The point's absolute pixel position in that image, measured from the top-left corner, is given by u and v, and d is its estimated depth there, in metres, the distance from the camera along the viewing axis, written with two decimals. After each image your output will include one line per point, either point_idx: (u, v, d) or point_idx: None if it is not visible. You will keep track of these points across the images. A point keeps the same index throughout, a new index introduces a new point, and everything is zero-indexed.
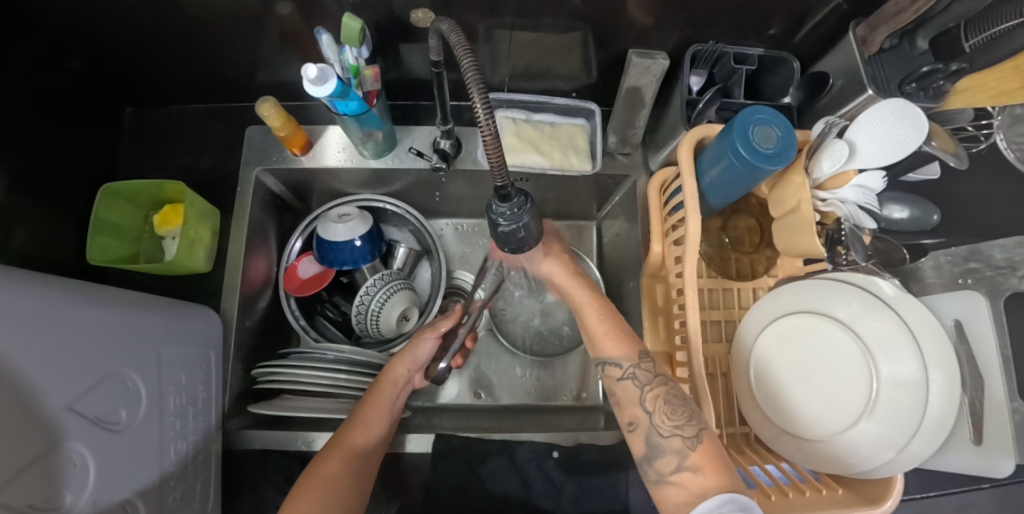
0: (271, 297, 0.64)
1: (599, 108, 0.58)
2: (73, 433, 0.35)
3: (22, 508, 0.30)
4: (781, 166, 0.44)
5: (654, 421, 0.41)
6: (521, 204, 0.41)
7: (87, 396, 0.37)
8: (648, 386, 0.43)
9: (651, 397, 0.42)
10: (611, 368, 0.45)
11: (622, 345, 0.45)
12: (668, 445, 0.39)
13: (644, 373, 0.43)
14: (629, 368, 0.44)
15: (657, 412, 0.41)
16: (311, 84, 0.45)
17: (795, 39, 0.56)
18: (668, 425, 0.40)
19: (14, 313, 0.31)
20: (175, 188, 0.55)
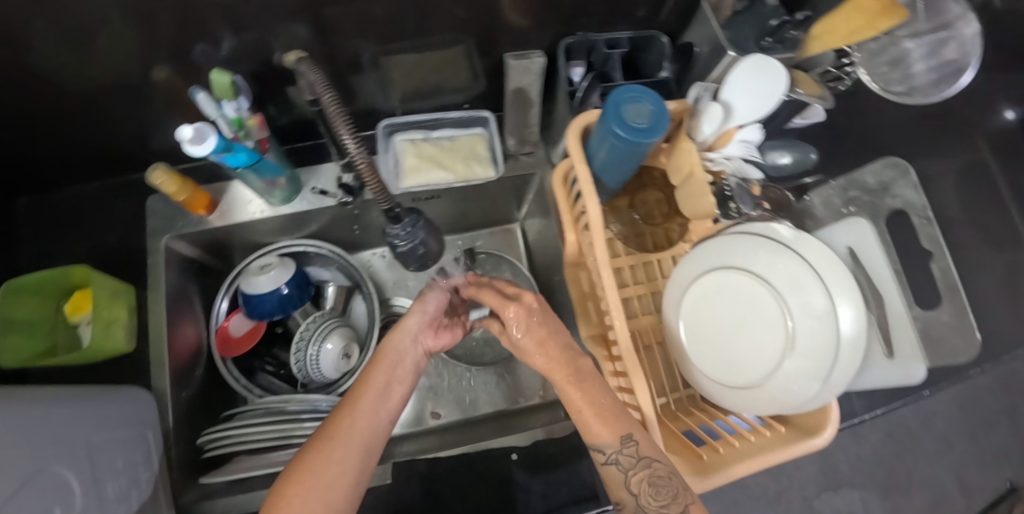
0: (207, 362, 0.62)
1: (493, 114, 0.60)
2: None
3: None
4: (658, 137, 0.46)
5: (641, 502, 0.40)
6: (414, 222, 0.45)
7: (22, 497, 0.34)
8: (632, 471, 0.39)
9: (635, 481, 0.39)
10: (594, 452, 0.41)
11: (608, 425, 0.41)
12: None
13: (628, 457, 0.40)
14: (612, 453, 0.40)
15: (643, 493, 0.39)
16: (190, 144, 0.45)
17: (660, 17, 0.59)
18: (656, 505, 0.39)
19: None
20: (82, 272, 0.54)
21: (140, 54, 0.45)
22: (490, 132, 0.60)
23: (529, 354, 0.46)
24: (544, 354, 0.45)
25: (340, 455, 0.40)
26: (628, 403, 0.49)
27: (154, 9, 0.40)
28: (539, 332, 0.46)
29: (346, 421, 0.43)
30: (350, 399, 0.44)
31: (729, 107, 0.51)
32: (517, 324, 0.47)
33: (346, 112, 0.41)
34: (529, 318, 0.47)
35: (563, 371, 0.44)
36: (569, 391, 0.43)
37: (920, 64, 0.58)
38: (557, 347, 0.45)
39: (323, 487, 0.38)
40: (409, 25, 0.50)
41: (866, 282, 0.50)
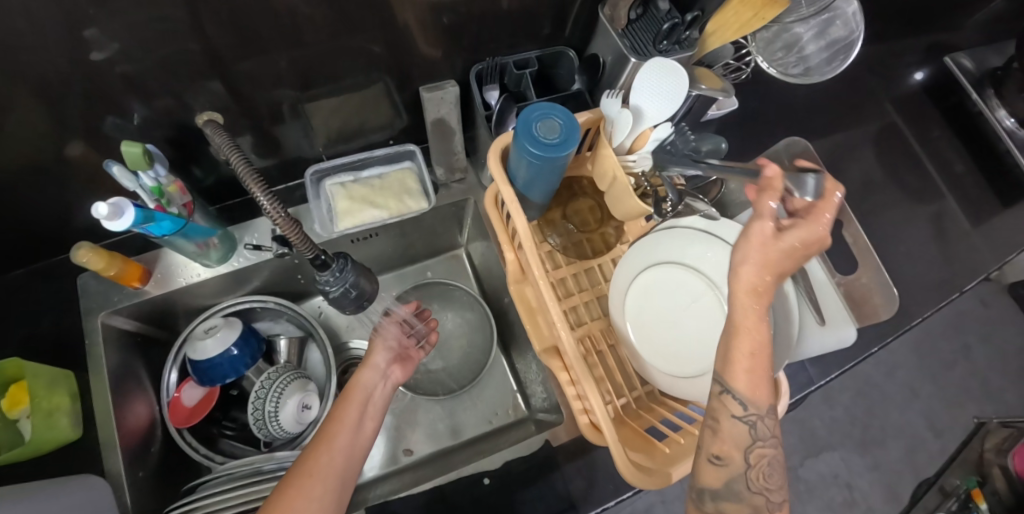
0: (161, 437, 0.61)
1: (419, 147, 0.61)
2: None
3: None
4: (572, 149, 0.48)
5: (747, 473, 0.36)
6: (343, 266, 0.45)
7: None
8: (760, 441, 0.35)
9: (756, 455, 0.36)
10: (728, 402, 0.34)
11: (756, 388, 0.33)
12: (750, 498, 0.36)
13: (764, 426, 0.35)
14: (750, 414, 0.34)
15: (755, 468, 0.36)
16: (107, 220, 0.44)
17: (565, 33, 0.61)
18: (761, 484, 0.36)
19: None
20: (15, 365, 0.52)
21: (49, 133, 0.45)
22: (418, 164, 0.61)
23: (748, 269, 0.32)
24: (773, 281, 0.32)
25: (314, 494, 0.41)
26: (584, 407, 0.50)
27: (55, 86, 0.40)
28: (780, 262, 0.32)
29: (321, 458, 0.43)
30: (323, 437, 0.45)
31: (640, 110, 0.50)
32: (792, 236, 0.32)
33: (258, 172, 0.41)
34: (800, 251, 0.33)
35: (759, 307, 0.33)
36: (748, 336, 0.33)
37: (811, 46, 0.63)
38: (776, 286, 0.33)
39: None
40: (319, 71, 0.51)
41: None
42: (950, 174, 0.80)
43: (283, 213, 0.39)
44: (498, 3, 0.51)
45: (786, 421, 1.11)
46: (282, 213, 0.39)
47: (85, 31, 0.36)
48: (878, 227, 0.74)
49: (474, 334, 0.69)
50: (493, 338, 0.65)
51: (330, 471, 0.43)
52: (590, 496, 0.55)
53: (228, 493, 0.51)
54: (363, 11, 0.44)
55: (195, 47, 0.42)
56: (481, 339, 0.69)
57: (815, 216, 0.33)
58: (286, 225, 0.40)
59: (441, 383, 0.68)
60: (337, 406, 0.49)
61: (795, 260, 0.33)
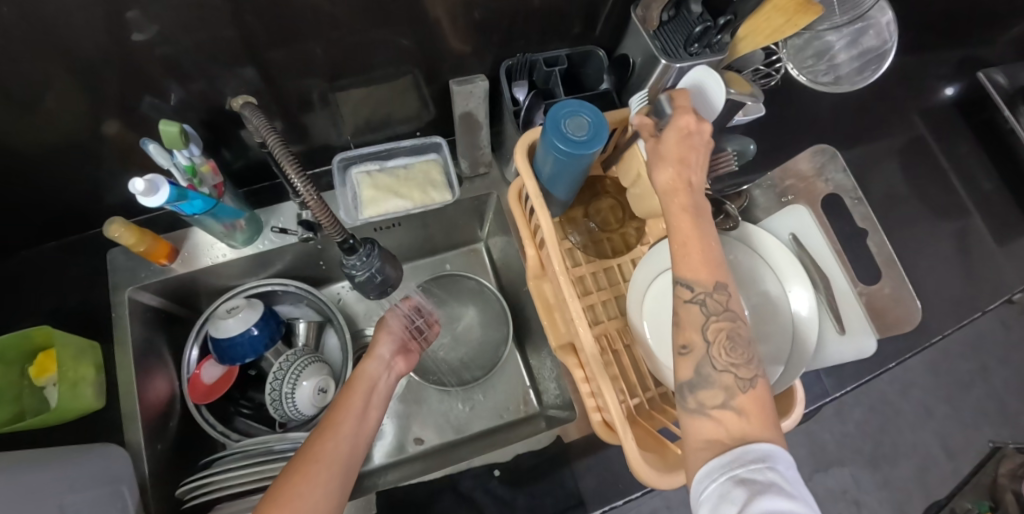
0: (179, 412, 0.62)
1: (445, 139, 0.62)
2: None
3: None
4: (598, 147, 0.48)
5: (711, 352, 0.33)
6: (370, 251, 0.45)
7: None
8: (716, 318, 0.33)
9: (715, 327, 0.33)
10: (680, 290, 0.33)
11: (694, 268, 0.33)
12: (720, 378, 0.32)
13: (717, 302, 0.33)
14: (701, 293, 0.33)
15: (716, 346, 0.33)
16: (143, 196, 0.45)
17: (594, 33, 0.62)
18: (724, 360, 0.33)
19: None
20: (44, 334, 0.54)
21: (89, 112, 0.46)
22: (443, 156, 0.62)
23: (653, 164, 0.35)
24: (677, 169, 0.35)
25: (317, 480, 0.41)
26: (598, 406, 0.50)
27: (97, 66, 0.41)
28: (675, 151, 0.35)
29: (327, 444, 0.44)
30: (329, 425, 0.45)
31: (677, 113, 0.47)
32: (673, 124, 0.36)
33: (292, 154, 0.42)
34: (686, 136, 0.35)
35: (680, 201, 0.34)
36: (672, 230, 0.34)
37: (843, 54, 0.62)
38: (691, 174, 0.35)
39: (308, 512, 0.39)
40: (351, 60, 0.52)
41: (811, 264, 0.52)
42: (978, 191, 0.78)
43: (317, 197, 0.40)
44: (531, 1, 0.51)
45: (796, 433, 1.10)
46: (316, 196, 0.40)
47: (128, 13, 0.37)
48: (901, 241, 0.73)
49: (490, 326, 0.69)
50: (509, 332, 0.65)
51: (336, 456, 0.43)
52: (598, 493, 0.55)
53: (243, 472, 0.52)
54: (396, 4, 0.45)
55: (233, 32, 0.43)
56: (495, 334, 0.69)
57: (678, 108, 0.36)
58: (318, 208, 0.41)
59: (455, 374, 0.69)
60: (343, 396, 0.49)
61: (695, 148, 0.36)
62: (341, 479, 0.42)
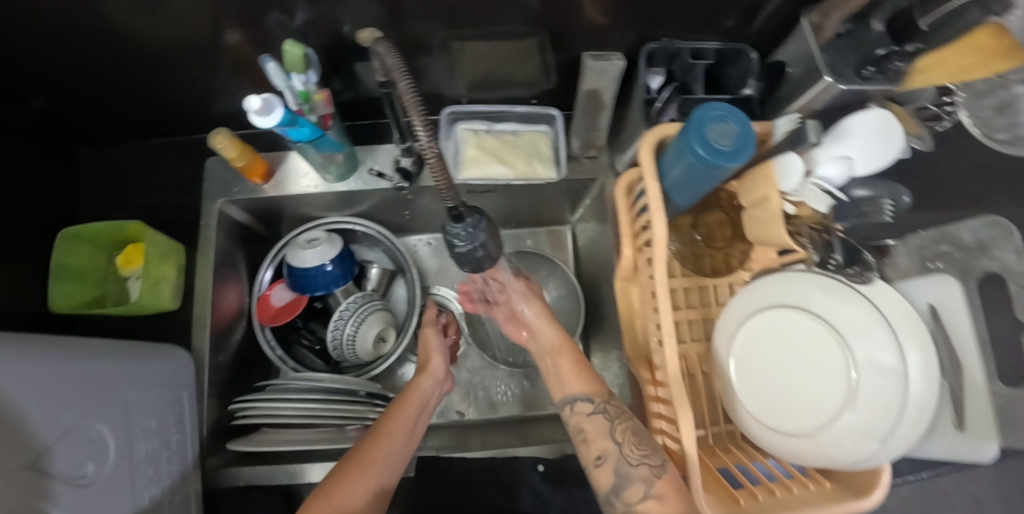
0: (244, 328, 0.63)
1: (561, 113, 0.58)
2: (39, 490, 0.33)
3: None
4: (740, 163, 0.44)
5: (624, 451, 0.45)
6: (477, 223, 0.40)
7: (51, 456, 0.35)
8: (616, 420, 0.48)
9: (619, 430, 0.46)
10: (584, 404, 0.50)
11: (586, 383, 0.51)
12: (635, 473, 0.43)
13: (612, 408, 0.49)
14: (600, 403, 0.49)
15: (626, 442, 0.45)
16: (257, 115, 0.44)
17: (750, 29, 0.56)
18: (637, 454, 0.44)
19: None
20: (136, 228, 0.55)
21: (215, 17, 0.44)
22: (555, 130, 0.58)
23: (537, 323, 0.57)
24: (558, 336, 0.55)
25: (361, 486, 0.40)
26: (665, 429, 0.50)
27: None
28: (550, 320, 0.57)
29: (376, 452, 0.42)
30: (380, 432, 0.44)
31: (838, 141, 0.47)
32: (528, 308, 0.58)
33: (418, 97, 0.34)
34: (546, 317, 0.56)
35: (557, 337, 0.55)
36: (562, 358, 0.53)
37: None
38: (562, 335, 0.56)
39: None
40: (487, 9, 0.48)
41: (945, 342, 0.47)
42: None
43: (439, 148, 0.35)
44: None
45: None
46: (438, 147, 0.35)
47: None
48: None
49: (560, 315, 0.67)
50: (580, 316, 0.62)
51: (383, 466, 0.42)
52: None
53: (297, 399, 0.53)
54: None
55: None
56: (564, 324, 0.65)
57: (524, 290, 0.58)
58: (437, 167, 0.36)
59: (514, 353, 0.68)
60: (398, 402, 0.47)
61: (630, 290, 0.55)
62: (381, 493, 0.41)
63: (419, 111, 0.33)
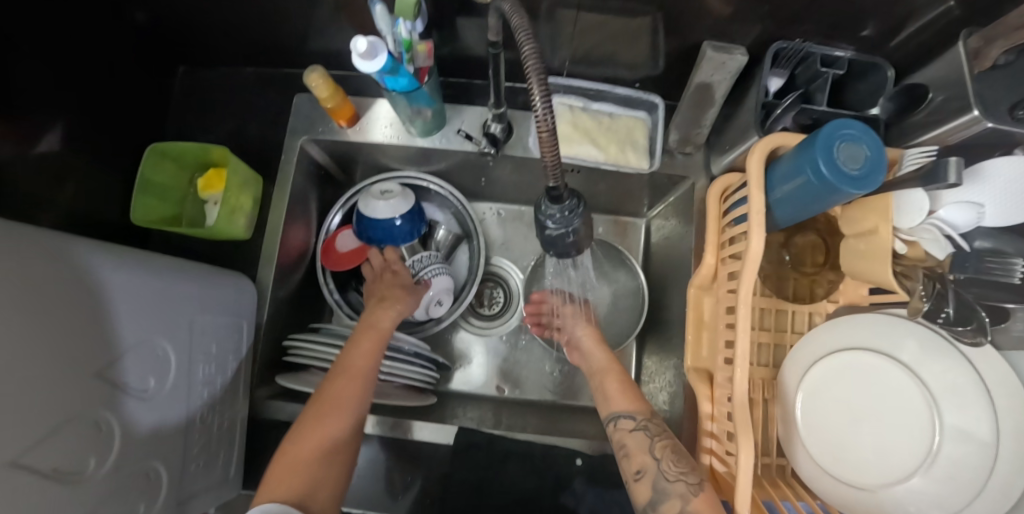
0: (306, 269, 0.64)
1: (664, 102, 0.55)
2: (95, 399, 0.36)
3: (40, 472, 0.31)
4: (866, 191, 0.39)
5: (662, 467, 0.41)
6: (574, 207, 0.37)
7: (112, 369, 0.37)
8: (658, 437, 0.44)
9: (659, 447, 0.43)
10: (623, 420, 0.46)
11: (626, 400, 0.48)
12: (673, 489, 0.40)
13: (655, 425, 0.45)
14: (642, 421, 0.46)
15: (664, 459, 0.42)
16: (360, 58, 0.41)
17: (891, 44, 0.50)
18: (675, 470, 0.41)
19: (46, 287, 0.32)
20: (219, 153, 0.55)
21: None
22: (654, 119, 0.56)
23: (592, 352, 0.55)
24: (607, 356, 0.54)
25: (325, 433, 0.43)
26: (714, 450, 0.49)
27: None
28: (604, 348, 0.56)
29: (315, 433, 0.42)
30: (320, 409, 0.43)
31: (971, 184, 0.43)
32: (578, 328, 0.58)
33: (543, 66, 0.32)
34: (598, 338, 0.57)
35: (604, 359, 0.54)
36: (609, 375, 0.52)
37: None
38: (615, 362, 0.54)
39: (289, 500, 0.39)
40: None
41: None
42: None
43: (551, 121, 0.32)
44: None
45: None
46: (550, 120, 0.32)
47: None
48: None
49: (621, 312, 0.66)
50: (642, 317, 0.62)
51: (324, 442, 0.42)
52: None
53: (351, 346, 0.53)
54: None
55: None
56: (624, 319, 0.65)
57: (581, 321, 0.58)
58: (546, 142, 0.33)
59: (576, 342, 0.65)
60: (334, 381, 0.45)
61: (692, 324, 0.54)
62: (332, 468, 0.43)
63: (539, 82, 0.31)
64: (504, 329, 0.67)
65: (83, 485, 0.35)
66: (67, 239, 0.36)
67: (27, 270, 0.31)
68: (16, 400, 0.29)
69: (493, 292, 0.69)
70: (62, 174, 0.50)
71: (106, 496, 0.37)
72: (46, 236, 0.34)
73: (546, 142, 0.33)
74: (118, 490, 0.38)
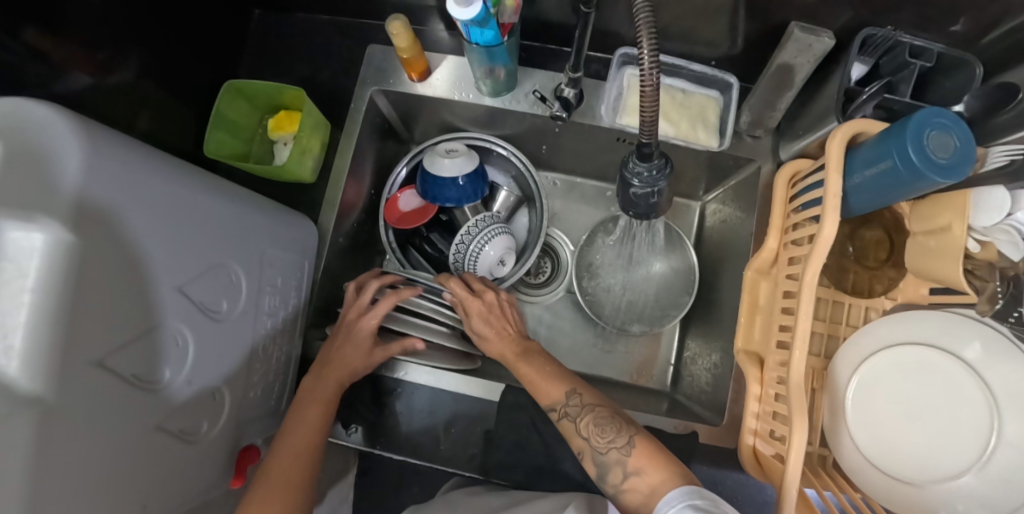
0: (362, 219, 0.65)
1: (739, 82, 0.54)
2: (174, 313, 0.37)
3: (124, 375, 0.33)
4: (952, 180, 0.39)
5: (593, 443, 0.44)
6: (662, 167, 0.37)
7: (193, 286, 0.39)
8: (579, 416, 0.46)
9: (583, 424, 0.46)
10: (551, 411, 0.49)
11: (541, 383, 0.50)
12: (609, 458, 0.43)
13: (574, 407, 0.47)
14: (562, 407, 0.48)
15: (592, 435, 0.45)
16: (455, 5, 0.42)
17: (984, 40, 0.49)
18: (604, 442, 0.44)
19: (147, 197, 0.33)
20: (292, 95, 0.56)
21: None
22: (727, 100, 0.55)
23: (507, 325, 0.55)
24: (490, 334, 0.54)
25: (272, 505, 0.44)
26: (758, 432, 0.49)
27: None
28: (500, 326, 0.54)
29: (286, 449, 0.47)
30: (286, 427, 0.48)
31: None
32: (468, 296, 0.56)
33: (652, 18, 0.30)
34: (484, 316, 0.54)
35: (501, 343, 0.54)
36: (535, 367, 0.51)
37: None
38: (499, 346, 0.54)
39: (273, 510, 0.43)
40: None
41: None
42: None
43: (657, 81, 0.31)
44: None
45: None
46: (656, 81, 0.31)
47: None
48: None
49: (668, 290, 0.66)
50: (689, 297, 0.64)
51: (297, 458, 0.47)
52: None
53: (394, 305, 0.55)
54: None
55: None
56: (671, 296, 0.66)
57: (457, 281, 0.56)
58: (648, 97, 0.32)
59: (620, 317, 0.67)
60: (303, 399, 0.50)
61: (744, 310, 0.53)
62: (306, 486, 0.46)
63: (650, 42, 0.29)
64: (552, 298, 0.70)
65: (159, 394, 0.36)
66: (158, 155, 0.37)
67: (127, 177, 0.32)
68: (109, 301, 0.30)
69: (541, 262, 0.71)
70: (138, 104, 0.51)
71: (177, 408, 0.38)
72: (144, 149, 0.35)
73: (648, 104, 0.32)
74: (188, 404, 0.39)
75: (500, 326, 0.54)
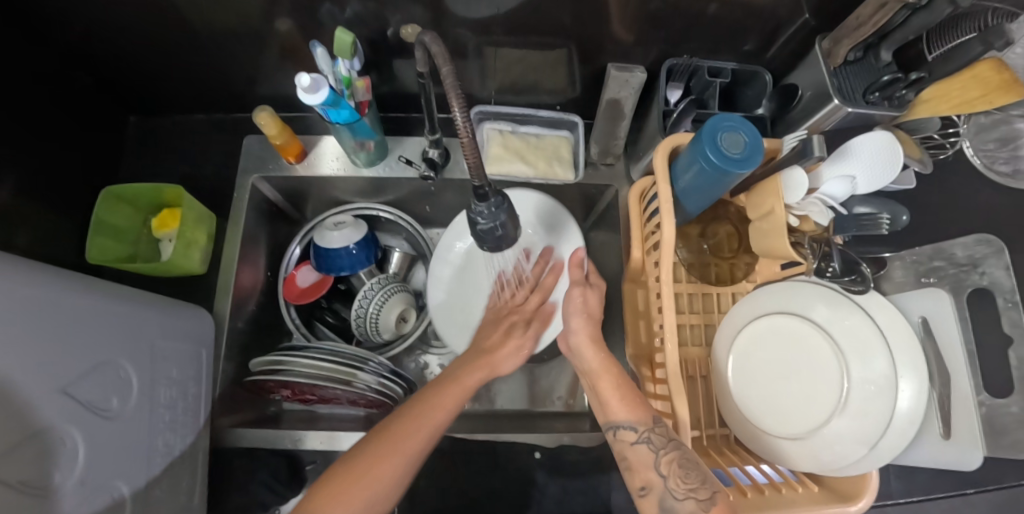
0: (260, 301, 0.66)
1: (583, 120, 0.62)
2: (61, 415, 0.36)
3: (13, 484, 0.32)
4: (750, 171, 0.45)
5: (669, 484, 0.42)
6: (500, 203, 0.40)
7: (79, 387, 0.38)
8: (662, 450, 0.43)
9: (665, 461, 0.43)
10: (624, 431, 0.45)
11: (637, 411, 0.46)
12: (681, 508, 0.41)
13: (658, 437, 0.44)
14: (643, 432, 0.44)
15: (672, 475, 0.42)
16: (305, 92, 0.46)
17: (767, 55, 0.59)
18: (683, 488, 0.41)
19: (23, 306, 0.34)
20: (173, 194, 0.59)
21: (269, 6, 0.48)
22: (576, 137, 0.63)
23: (581, 348, 0.51)
24: (596, 334, 0.51)
25: (392, 464, 0.42)
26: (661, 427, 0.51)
27: None
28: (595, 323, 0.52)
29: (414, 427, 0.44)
30: (411, 417, 0.45)
31: (848, 152, 0.49)
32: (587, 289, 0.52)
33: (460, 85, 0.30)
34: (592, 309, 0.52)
35: (588, 333, 0.51)
36: (605, 378, 0.49)
37: None
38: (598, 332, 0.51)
39: (369, 499, 0.41)
40: (523, 18, 0.51)
41: (933, 354, 0.48)
42: None
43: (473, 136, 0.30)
44: (708, 6, 0.50)
45: None
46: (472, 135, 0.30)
47: None
48: None
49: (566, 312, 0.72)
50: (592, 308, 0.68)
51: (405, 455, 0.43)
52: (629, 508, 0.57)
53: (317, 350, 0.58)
54: None
55: None
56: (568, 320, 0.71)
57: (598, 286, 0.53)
58: (469, 149, 0.30)
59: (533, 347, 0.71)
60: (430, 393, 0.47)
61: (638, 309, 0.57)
62: (399, 484, 0.43)
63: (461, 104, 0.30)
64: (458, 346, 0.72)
65: (52, 499, 0.35)
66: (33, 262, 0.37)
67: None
68: None
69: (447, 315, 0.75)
70: (17, 221, 0.52)
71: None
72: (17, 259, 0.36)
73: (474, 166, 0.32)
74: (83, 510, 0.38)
75: (588, 324, 0.51)
